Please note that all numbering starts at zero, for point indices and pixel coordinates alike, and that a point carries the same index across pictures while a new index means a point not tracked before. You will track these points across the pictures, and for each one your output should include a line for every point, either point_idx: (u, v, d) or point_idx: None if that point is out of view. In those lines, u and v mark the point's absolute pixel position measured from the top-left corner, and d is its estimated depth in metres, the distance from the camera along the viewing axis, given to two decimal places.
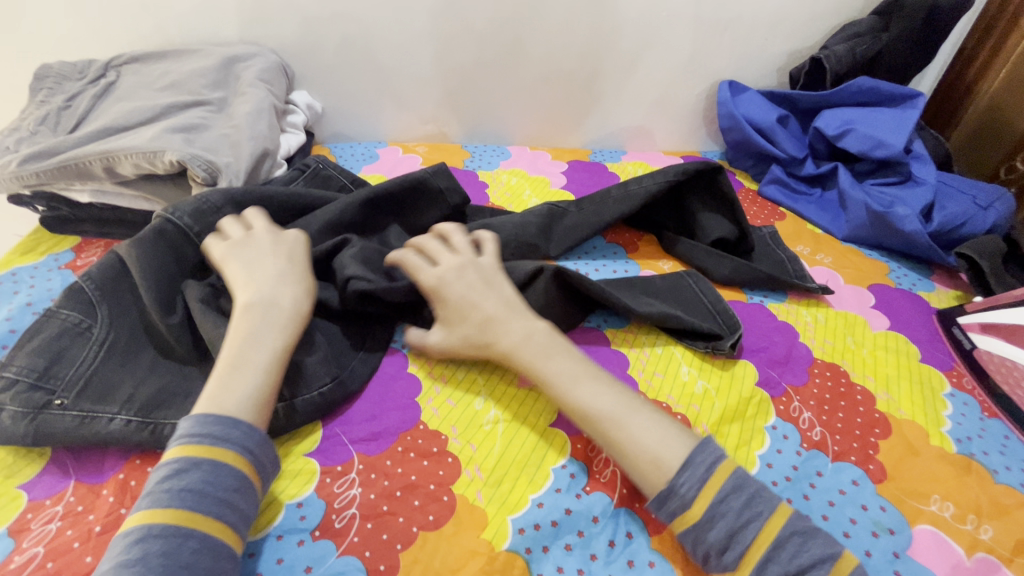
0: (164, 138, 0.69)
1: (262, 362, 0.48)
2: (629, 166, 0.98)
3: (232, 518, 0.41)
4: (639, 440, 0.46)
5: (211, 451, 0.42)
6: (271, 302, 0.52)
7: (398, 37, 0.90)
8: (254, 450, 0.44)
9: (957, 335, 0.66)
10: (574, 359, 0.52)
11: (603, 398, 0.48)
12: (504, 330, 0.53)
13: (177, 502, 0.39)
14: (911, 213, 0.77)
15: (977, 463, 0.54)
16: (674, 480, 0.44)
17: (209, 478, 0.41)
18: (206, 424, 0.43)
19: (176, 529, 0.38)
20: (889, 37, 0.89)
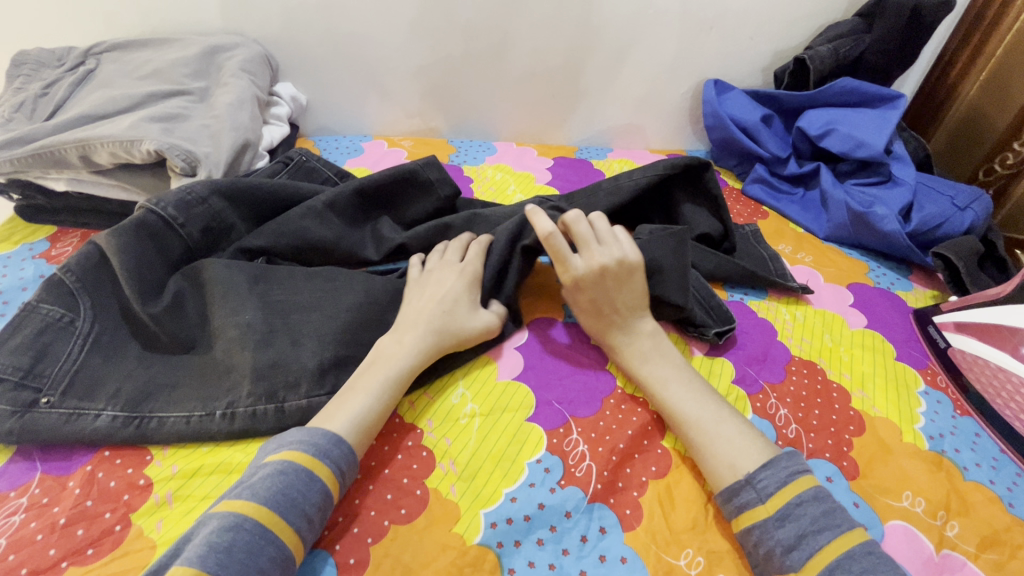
0: (142, 127, 0.68)
1: (371, 392, 0.49)
2: (614, 164, 0.98)
3: (307, 533, 0.41)
4: (719, 444, 0.49)
5: (312, 462, 0.43)
6: (395, 347, 0.53)
7: (383, 30, 0.90)
8: (347, 473, 0.45)
9: (932, 333, 0.67)
10: (673, 364, 0.55)
11: (691, 403, 0.52)
12: (608, 328, 0.58)
13: (269, 503, 0.40)
14: (890, 213, 0.77)
15: (948, 460, 0.54)
16: (752, 474, 0.46)
17: (303, 489, 0.42)
18: (319, 438, 0.45)
19: (264, 532, 0.39)
20: (872, 38, 0.90)
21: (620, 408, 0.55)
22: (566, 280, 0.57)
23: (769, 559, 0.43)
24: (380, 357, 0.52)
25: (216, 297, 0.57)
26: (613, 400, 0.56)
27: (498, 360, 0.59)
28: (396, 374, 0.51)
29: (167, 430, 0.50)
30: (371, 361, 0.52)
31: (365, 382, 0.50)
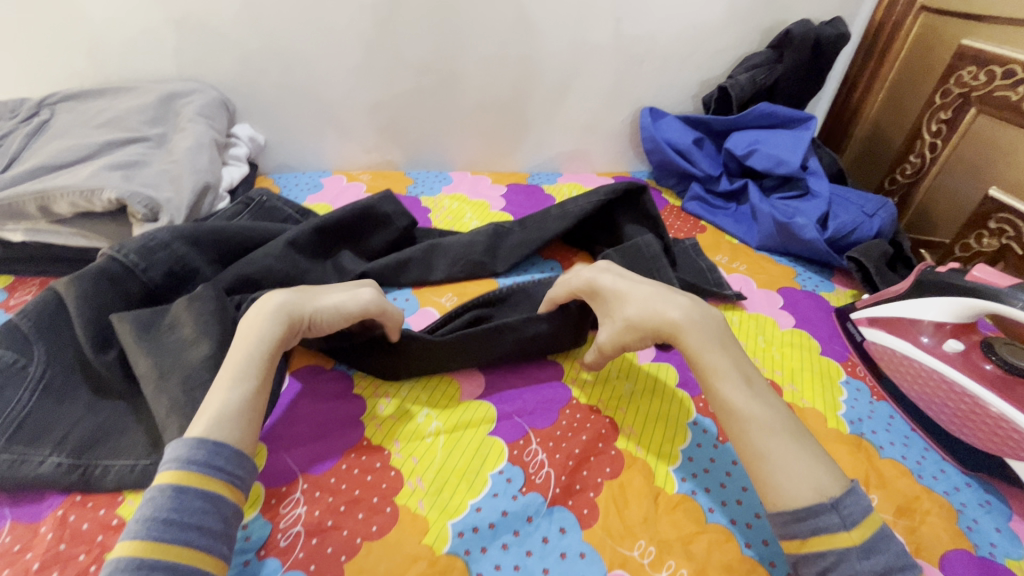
0: (102, 175, 0.70)
1: (236, 370, 0.49)
2: (564, 188, 1.05)
3: (203, 541, 0.40)
4: (796, 458, 0.46)
5: (176, 476, 0.42)
6: (263, 316, 0.53)
7: (337, 71, 0.95)
8: (225, 470, 0.44)
9: (850, 329, 0.75)
10: (743, 364, 0.52)
11: (765, 410, 0.48)
12: (671, 308, 0.54)
13: (143, 533, 0.39)
14: (809, 223, 0.86)
15: (866, 441, 0.61)
16: (839, 498, 0.43)
17: (175, 504, 0.41)
18: (184, 448, 0.43)
19: (141, 561, 0.38)
20: (783, 67, 1.00)
21: (575, 416, 0.60)
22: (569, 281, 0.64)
23: None
24: (240, 330, 0.52)
25: (135, 351, 0.55)
26: (568, 409, 0.61)
27: (460, 380, 0.63)
28: (257, 342, 0.51)
29: (109, 479, 0.51)
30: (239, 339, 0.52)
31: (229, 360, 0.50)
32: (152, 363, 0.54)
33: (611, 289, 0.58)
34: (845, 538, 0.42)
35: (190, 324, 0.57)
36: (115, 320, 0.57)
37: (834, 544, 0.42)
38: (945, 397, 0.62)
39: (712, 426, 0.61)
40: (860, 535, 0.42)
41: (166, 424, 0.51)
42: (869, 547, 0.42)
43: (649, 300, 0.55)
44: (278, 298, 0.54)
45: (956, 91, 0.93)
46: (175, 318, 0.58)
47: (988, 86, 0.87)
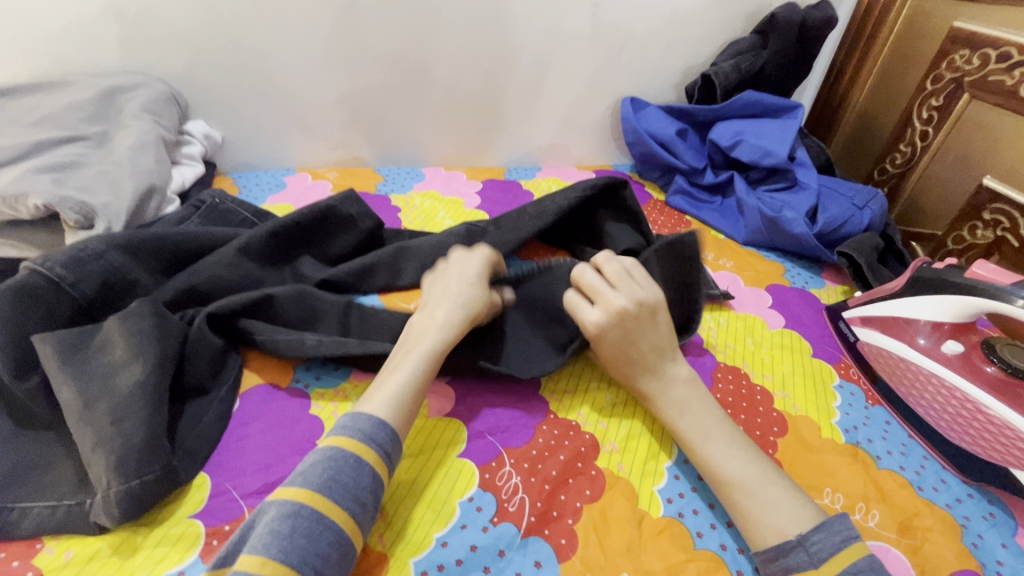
0: (28, 179, 0.63)
1: (415, 366, 0.50)
2: (543, 183, 1.00)
3: (361, 519, 0.42)
4: (772, 507, 0.46)
5: (359, 447, 0.44)
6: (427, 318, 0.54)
7: (297, 62, 0.88)
8: (391, 458, 0.45)
9: (842, 329, 0.71)
10: (713, 418, 0.52)
11: (738, 463, 0.48)
12: (645, 376, 0.54)
13: (325, 491, 0.41)
14: (798, 216, 0.82)
15: (862, 451, 0.57)
16: (804, 536, 0.44)
17: (354, 474, 0.42)
18: (369, 423, 0.45)
19: (321, 517, 0.40)
20: (768, 54, 0.96)
21: (553, 433, 0.55)
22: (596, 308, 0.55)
23: None
24: (409, 331, 0.54)
25: (55, 378, 0.49)
26: (546, 426, 0.56)
27: (425, 395, 0.58)
28: (432, 344, 0.51)
29: (27, 524, 0.45)
30: (408, 337, 0.53)
31: (399, 357, 0.51)
32: (76, 392, 0.48)
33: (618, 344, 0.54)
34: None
35: (122, 344, 0.51)
36: (35, 341, 0.50)
37: None
38: (943, 400, 0.60)
39: None
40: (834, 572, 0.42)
41: (91, 460, 0.45)
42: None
43: (635, 360, 0.54)
44: (447, 305, 0.54)
45: (948, 76, 0.89)
46: (107, 339, 0.52)
47: (982, 71, 0.84)
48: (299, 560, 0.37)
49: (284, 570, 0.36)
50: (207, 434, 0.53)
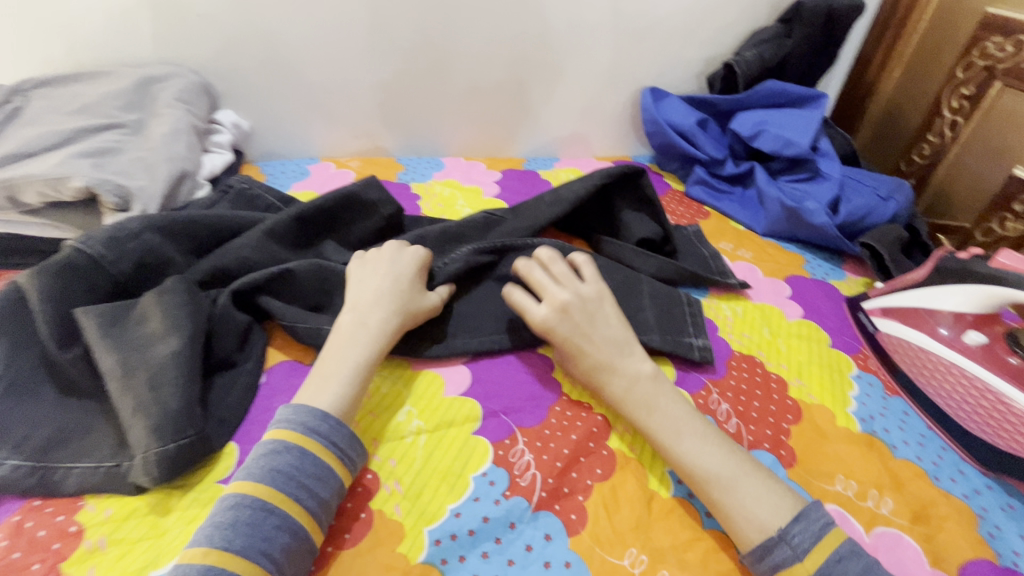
0: (71, 163, 0.67)
1: (345, 374, 0.51)
2: (561, 173, 1.00)
3: (312, 504, 0.44)
4: (750, 504, 0.46)
5: (300, 439, 0.45)
6: (360, 325, 0.54)
7: (323, 53, 0.90)
8: (340, 445, 0.47)
9: (862, 319, 0.70)
10: (684, 414, 0.52)
11: (713, 459, 0.49)
12: (610, 376, 0.54)
13: (269, 480, 0.43)
14: (819, 207, 0.81)
15: (879, 440, 0.57)
16: (786, 529, 0.44)
17: (296, 463, 0.44)
18: (308, 416, 0.47)
19: (264, 504, 0.42)
20: (793, 43, 0.94)
21: (566, 414, 0.56)
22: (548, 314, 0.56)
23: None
24: (343, 334, 0.53)
25: (97, 347, 0.52)
26: (559, 407, 0.57)
27: (443, 373, 0.60)
28: (363, 354, 0.52)
29: (71, 482, 0.48)
30: (336, 342, 0.53)
31: (336, 358, 0.52)
32: (117, 360, 0.51)
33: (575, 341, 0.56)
34: (800, 569, 0.43)
35: (160, 318, 0.54)
36: (79, 313, 0.53)
37: None
38: (964, 389, 0.60)
39: None
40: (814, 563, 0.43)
41: (131, 424, 0.48)
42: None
43: (597, 361, 0.55)
44: (388, 311, 0.55)
45: (980, 64, 0.88)
46: (145, 312, 0.55)
47: (1015, 58, 0.83)
48: (243, 546, 0.40)
49: (227, 556, 0.39)
50: (237, 405, 0.55)
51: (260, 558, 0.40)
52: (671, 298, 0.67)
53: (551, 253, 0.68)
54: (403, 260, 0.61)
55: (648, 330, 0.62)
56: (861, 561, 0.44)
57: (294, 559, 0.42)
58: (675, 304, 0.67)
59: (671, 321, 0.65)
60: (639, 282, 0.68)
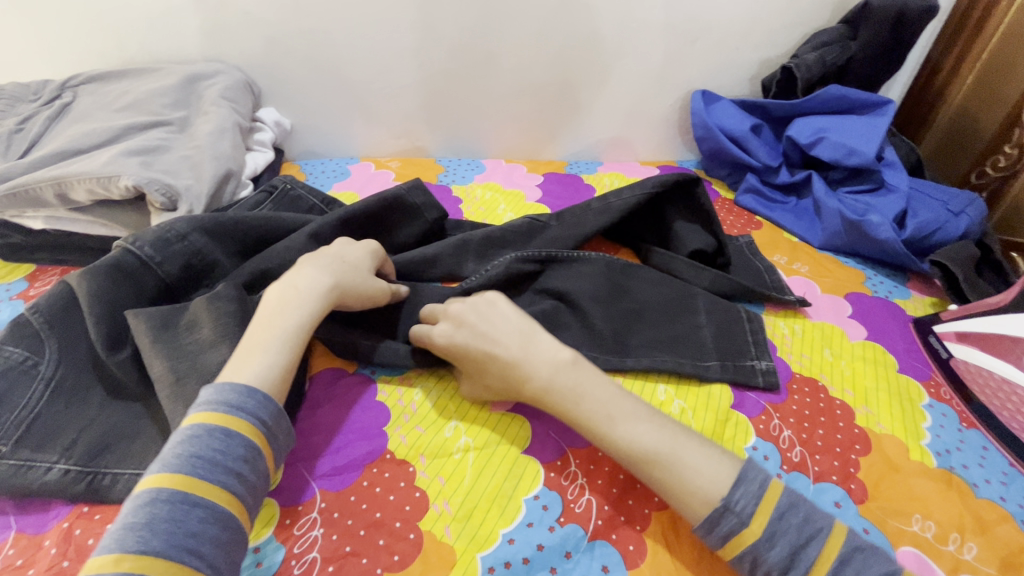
0: (119, 162, 0.67)
1: (273, 345, 0.47)
2: (605, 178, 0.97)
3: (239, 489, 0.40)
4: (692, 475, 0.44)
5: (223, 419, 0.41)
6: (288, 287, 0.51)
7: (367, 52, 0.89)
8: (268, 424, 0.44)
9: (933, 343, 0.66)
10: (611, 393, 0.48)
11: (650, 435, 0.46)
12: (529, 367, 0.49)
13: (187, 469, 0.39)
14: (885, 221, 0.77)
15: (957, 477, 0.53)
16: (729, 498, 0.43)
17: (222, 447, 0.40)
18: (230, 393, 0.43)
19: (185, 497, 0.37)
20: (857, 45, 0.90)
21: None
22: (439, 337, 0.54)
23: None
24: (274, 305, 0.50)
25: (150, 352, 0.51)
26: None
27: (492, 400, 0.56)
28: (296, 321, 0.49)
29: (118, 489, 0.47)
30: (263, 314, 0.50)
31: (264, 330, 0.48)
32: (167, 367, 0.50)
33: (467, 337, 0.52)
34: (747, 534, 0.42)
35: (209, 323, 0.53)
36: (130, 317, 0.53)
37: (741, 544, 0.42)
38: None
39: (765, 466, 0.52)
40: (760, 524, 0.42)
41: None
42: (770, 537, 0.42)
43: (508, 357, 0.50)
44: (323, 275, 0.53)
45: None
46: (194, 317, 0.54)
47: None
48: (162, 547, 0.35)
49: (148, 559, 0.34)
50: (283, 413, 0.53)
51: (187, 557, 0.36)
52: (729, 315, 0.65)
53: (599, 272, 0.67)
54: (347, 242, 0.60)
55: (706, 353, 0.60)
56: (803, 514, 0.43)
57: (226, 553, 0.38)
58: (734, 322, 0.64)
59: (731, 342, 0.62)
60: (693, 296, 0.66)
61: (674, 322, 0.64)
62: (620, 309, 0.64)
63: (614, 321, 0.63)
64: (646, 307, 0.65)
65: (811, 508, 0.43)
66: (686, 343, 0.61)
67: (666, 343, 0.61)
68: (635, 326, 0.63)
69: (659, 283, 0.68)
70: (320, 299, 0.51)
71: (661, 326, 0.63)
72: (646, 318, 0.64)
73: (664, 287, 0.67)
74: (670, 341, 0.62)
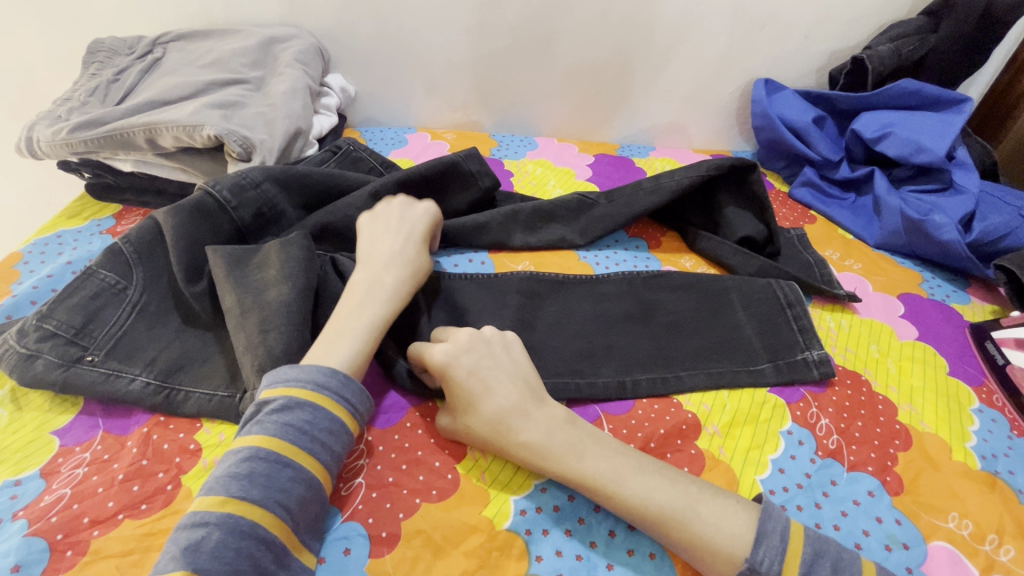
0: (203, 113, 0.72)
1: (358, 334, 0.50)
2: (656, 162, 0.97)
3: (325, 458, 0.43)
4: (711, 530, 0.42)
5: (312, 394, 0.45)
6: (374, 280, 0.54)
7: (432, 24, 0.91)
8: (351, 402, 0.46)
9: (990, 349, 0.64)
10: (614, 451, 0.46)
11: (661, 493, 0.44)
12: (524, 423, 0.47)
13: (281, 434, 0.42)
14: (949, 222, 0.74)
15: (1002, 482, 0.52)
16: (753, 556, 0.41)
17: (310, 418, 0.44)
18: (318, 372, 0.46)
19: (279, 458, 0.41)
20: (937, 38, 0.87)
21: (653, 408, 0.55)
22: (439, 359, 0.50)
23: None
24: (358, 299, 0.52)
25: (224, 282, 0.56)
26: (645, 399, 0.56)
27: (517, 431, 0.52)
28: (381, 315, 0.52)
29: (190, 405, 0.52)
30: (348, 302, 0.52)
31: (348, 320, 0.51)
32: (237, 299, 0.54)
33: (469, 367, 0.49)
34: None
35: (274, 265, 0.56)
36: (211, 253, 0.58)
37: None
38: None
39: (800, 453, 0.52)
40: None
41: (243, 360, 0.51)
42: None
43: (503, 408, 0.47)
44: (400, 272, 0.55)
45: None
46: (246, 257, 0.58)
47: None
48: (259, 497, 0.39)
49: (247, 506, 0.38)
50: None
51: (278, 509, 0.39)
52: (769, 303, 0.64)
53: (623, 290, 0.66)
54: (413, 217, 0.62)
55: (755, 355, 0.60)
56: (830, 565, 0.41)
57: (306, 509, 0.41)
58: (776, 311, 0.63)
59: (776, 337, 0.61)
60: (727, 293, 0.65)
61: (713, 325, 0.63)
62: (656, 325, 0.63)
63: (653, 339, 0.61)
64: (681, 317, 0.63)
65: (837, 555, 0.42)
66: (732, 346, 0.60)
67: (713, 351, 0.60)
68: (677, 338, 0.61)
69: (682, 290, 0.66)
70: (381, 251, 0.57)
71: (704, 333, 0.62)
72: (685, 328, 0.62)
73: (717, 288, 0.66)
74: (716, 347, 0.60)
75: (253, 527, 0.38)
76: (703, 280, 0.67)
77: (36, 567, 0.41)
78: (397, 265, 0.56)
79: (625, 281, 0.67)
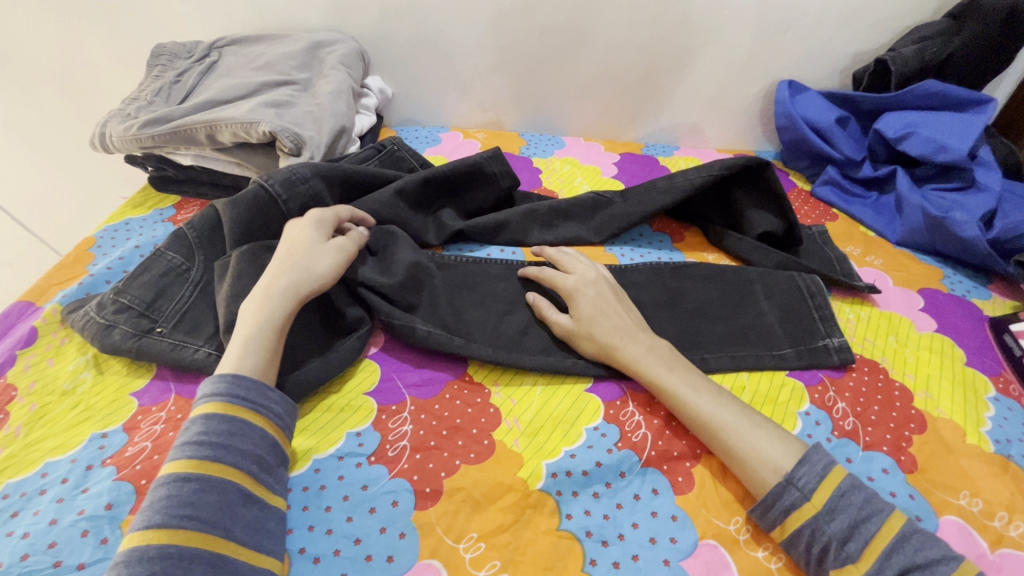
0: (258, 111, 0.78)
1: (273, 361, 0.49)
2: (680, 161, 1.00)
3: (232, 459, 0.43)
4: (764, 445, 0.49)
5: (203, 407, 0.45)
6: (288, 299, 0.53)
7: (467, 28, 0.96)
8: (247, 399, 0.46)
9: (1007, 342, 0.66)
10: (698, 376, 0.55)
11: (725, 411, 0.52)
12: (630, 340, 0.57)
13: (179, 454, 0.42)
14: (971, 219, 0.75)
15: (1014, 464, 0.54)
16: (793, 473, 0.47)
17: (204, 428, 0.44)
18: (208, 386, 0.46)
19: (177, 475, 0.41)
20: (961, 41, 0.88)
21: None
22: (566, 287, 0.62)
23: (826, 556, 0.44)
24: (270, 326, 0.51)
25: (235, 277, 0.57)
26: None
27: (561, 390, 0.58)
28: None
29: None
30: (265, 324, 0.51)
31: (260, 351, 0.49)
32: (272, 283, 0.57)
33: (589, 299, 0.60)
34: (809, 508, 0.45)
35: (228, 279, 0.59)
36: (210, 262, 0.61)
37: (804, 517, 0.45)
38: None
39: (817, 432, 0.55)
40: (821, 499, 0.46)
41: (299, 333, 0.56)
42: (832, 508, 0.45)
43: (616, 330, 0.58)
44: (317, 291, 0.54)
45: None
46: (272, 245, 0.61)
47: None
48: (162, 517, 0.39)
49: (153, 528, 0.38)
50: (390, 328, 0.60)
51: (188, 522, 0.39)
52: (791, 294, 0.67)
53: (650, 279, 0.69)
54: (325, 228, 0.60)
55: (778, 341, 0.63)
56: (863, 493, 0.46)
57: (230, 514, 0.41)
58: (798, 301, 0.67)
59: (798, 325, 0.64)
60: (751, 284, 0.69)
61: (736, 313, 0.66)
62: (682, 311, 0.66)
63: (679, 324, 0.65)
64: (707, 305, 0.67)
65: (870, 492, 0.46)
66: (756, 333, 0.63)
67: (738, 336, 0.63)
68: (702, 324, 0.65)
69: (707, 280, 0.69)
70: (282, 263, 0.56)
71: (729, 320, 0.65)
72: (709, 315, 0.66)
73: (738, 279, 0.69)
74: (739, 333, 0.63)
75: (163, 547, 0.38)
76: (729, 272, 0.70)
77: (125, 505, 0.46)
78: (314, 275, 0.55)
79: (650, 272, 0.70)
